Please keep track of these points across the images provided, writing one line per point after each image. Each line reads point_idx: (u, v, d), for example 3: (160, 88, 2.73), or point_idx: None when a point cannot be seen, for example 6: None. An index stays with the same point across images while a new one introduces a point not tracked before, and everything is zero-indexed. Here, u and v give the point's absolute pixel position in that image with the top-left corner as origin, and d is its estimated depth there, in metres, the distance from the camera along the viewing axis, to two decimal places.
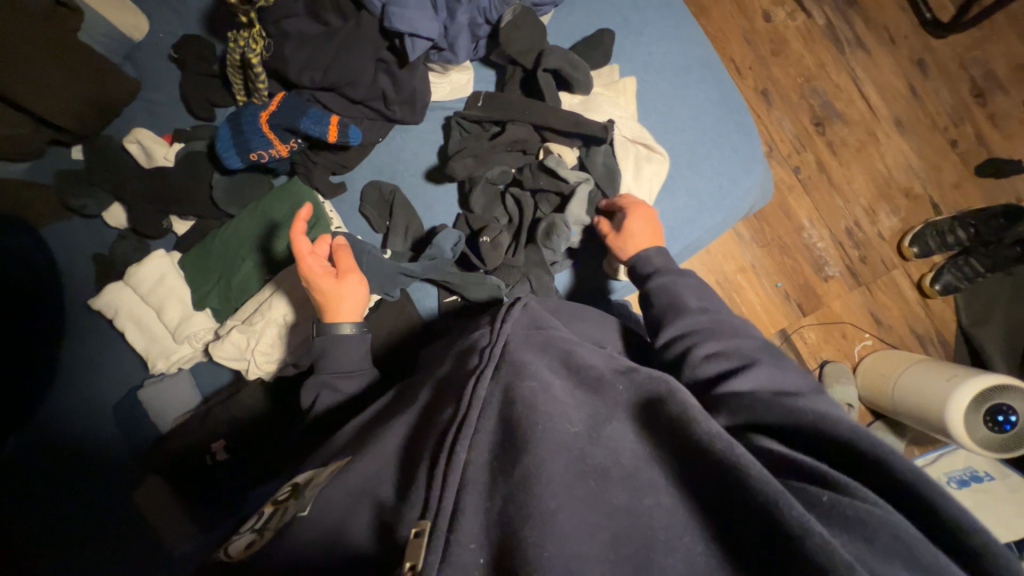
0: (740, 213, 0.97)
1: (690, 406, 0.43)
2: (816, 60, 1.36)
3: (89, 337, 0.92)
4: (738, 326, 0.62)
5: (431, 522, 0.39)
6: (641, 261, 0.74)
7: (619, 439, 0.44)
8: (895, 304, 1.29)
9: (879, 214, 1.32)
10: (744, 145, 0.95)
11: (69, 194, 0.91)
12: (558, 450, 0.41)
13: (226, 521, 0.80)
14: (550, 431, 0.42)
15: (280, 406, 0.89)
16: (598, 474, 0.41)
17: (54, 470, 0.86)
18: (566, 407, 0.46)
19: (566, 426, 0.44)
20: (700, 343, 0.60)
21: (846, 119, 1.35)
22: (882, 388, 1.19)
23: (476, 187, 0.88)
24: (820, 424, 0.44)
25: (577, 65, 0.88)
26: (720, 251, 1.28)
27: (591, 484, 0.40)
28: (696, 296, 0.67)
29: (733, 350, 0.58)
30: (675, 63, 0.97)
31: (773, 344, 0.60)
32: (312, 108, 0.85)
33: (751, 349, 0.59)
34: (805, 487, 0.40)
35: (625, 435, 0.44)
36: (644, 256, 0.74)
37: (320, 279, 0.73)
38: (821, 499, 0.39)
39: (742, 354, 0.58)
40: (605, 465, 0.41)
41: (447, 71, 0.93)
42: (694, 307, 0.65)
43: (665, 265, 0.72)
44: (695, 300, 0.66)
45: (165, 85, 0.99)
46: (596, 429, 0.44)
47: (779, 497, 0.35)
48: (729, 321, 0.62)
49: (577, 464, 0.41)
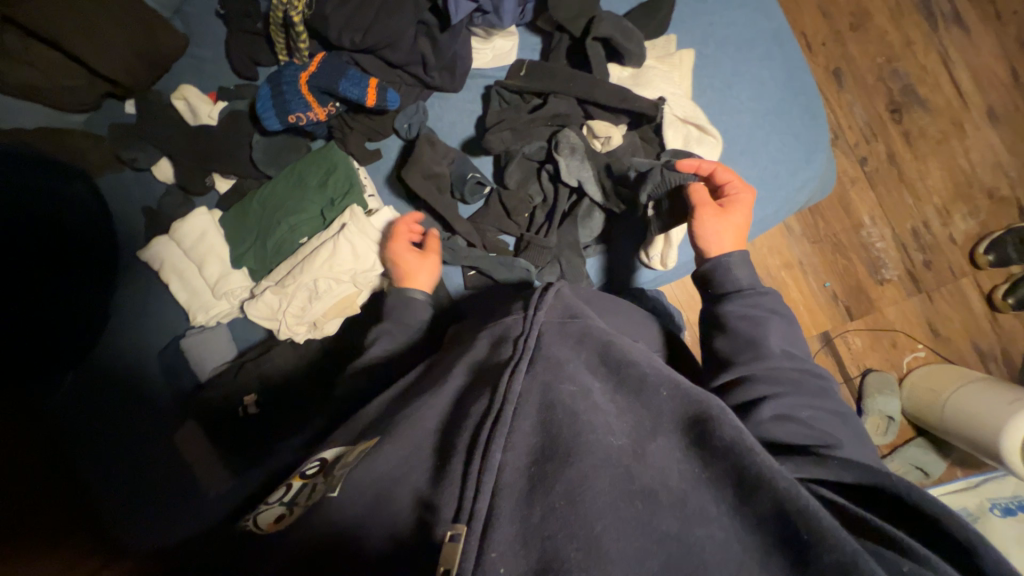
0: (796, 205, 0.88)
1: (743, 436, 0.41)
2: (902, 37, 1.21)
3: (137, 286, 0.96)
4: (820, 390, 0.58)
5: (466, 526, 0.37)
6: (722, 274, 0.64)
7: (664, 458, 0.42)
8: (957, 315, 1.18)
9: (953, 215, 1.19)
10: (809, 130, 0.87)
11: (122, 147, 0.94)
12: (602, 466, 0.39)
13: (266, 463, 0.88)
14: (594, 443, 0.41)
15: (309, 364, 0.91)
16: (646, 496, 0.39)
17: (106, 410, 0.92)
18: (607, 417, 0.44)
19: (609, 439, 0.41)
20: (781, 397, 0.55)
21: (930, 107, 1.20)
22: (929, 404, 1.10)
23: (512, 162, 0.85)
24: (908, 493, 0.43)
25: (630, 34, 0.82)
26: (766, 244, 1.19)
27: (639, 507, 0.38)
28: (779, 337, 0.61)
29: (809, 421, 0.55)
30: (738, 35, 0.89)
31: (844, 418, 0.58)
32: (352, 70, 0.85)
33: (830, 425, 0.56)
34: (880, 549, 0.38)
35: (671, 454, 0.42)
36: (729, 265, 0.64)
37: (406, 252, 0.81)
38: (901, 568, 0.36)
39: (823, 430, 0.55)
40: (653, 486, 0.39)
41: (490, 37, 0.90)
42: (777, 350, 0.59)
43: (743, 279, 0.64)
44: (779, 343, 0.60)
45: (213, 42, 0.99)
46: (641, 444, 0.42)
47: (857, 558, 0.34)
48: (811, 380, 0.58)
49: (624, 483, 0.39)
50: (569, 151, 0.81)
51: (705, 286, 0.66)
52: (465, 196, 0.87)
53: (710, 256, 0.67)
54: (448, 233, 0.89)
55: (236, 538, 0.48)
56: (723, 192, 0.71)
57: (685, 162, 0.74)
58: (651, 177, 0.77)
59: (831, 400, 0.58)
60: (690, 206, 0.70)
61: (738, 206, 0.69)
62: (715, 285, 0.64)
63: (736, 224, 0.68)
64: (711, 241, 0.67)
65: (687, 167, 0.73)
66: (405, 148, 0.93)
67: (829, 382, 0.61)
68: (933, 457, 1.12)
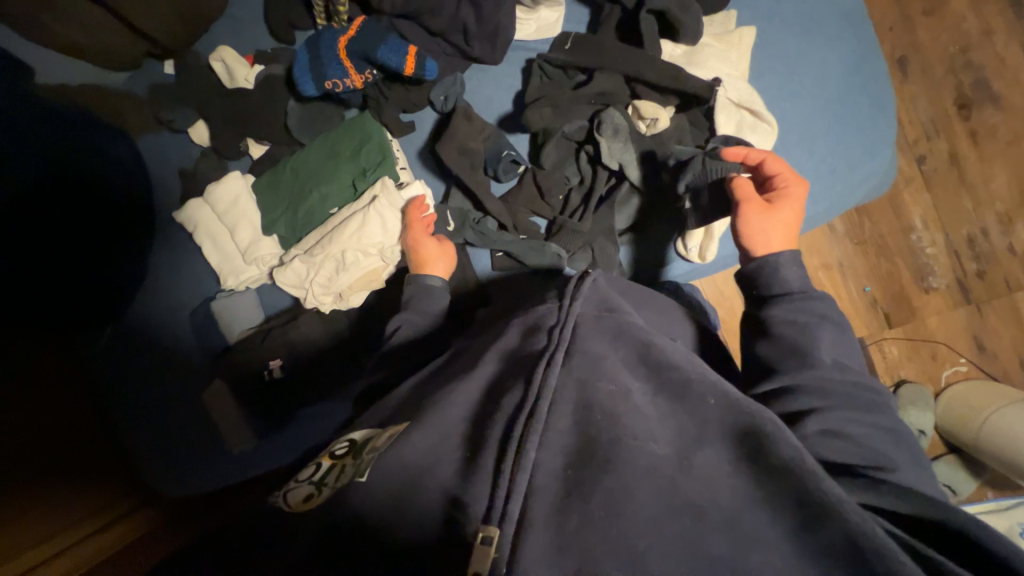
0: (849, 202, 0.82)
1: (801, 456, 0.41)
2: (980, 24, 1.10)
3: (169, 249, 0.96)
4: (872, 405, 0.55)
5: (498, 531, 0.37)
6: (768, 276, 0.61)
7: (712, 471, 0.41)
8: (1008, 331, 1.11)
9: (1016, 224, 1.10)
10: (870, 123, 0.80)
11: (162, 108, 0.94)
12: (645, 476, 0.39)
13: (293, 426, 0.92)
14: (636, 452, 0.40)
15: (337, 336, 0.93)
16: (694, 513, 0.38)
17: (139, 368, 0.94)
18: (649, 423, 0.43)
19: (652, 448, 0.41)
20: (827, 412, 0.53)
21: (1004, 104, 1.10)
22: (968, 423, 1.04)
23: (551, 141, 0.82)
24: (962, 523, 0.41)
25: (688, 8, 0.77)
26: (808, 243, 1.13)
27: (687, 523, 0.38)
28: (832, 347, 0.57)
29: (860, 439, 0.52)
30: (802, 15, 0.82)
31: (900, 440, 0.54)
32: (391, 36, 0.83)
33: (884, 445, 0.53)
34: None
35: (719, 466, 0.41)
36: (778, 264, 0.60)
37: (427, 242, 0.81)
38: None
39: (874, 451, 0.51)
40: (700, 502, 0.39)
41: (536, 6, 0.85)
42: (828, 360, 0.56)
43: (792, 278, 0.60)
44: (829, 352, 0.57)
45: (249, 3, 0.98)
46: (686, 454, 0.42)
47: None
48: (863, 394, 0.55)
49: (668, 497, 0.39)
50: (612, 131, 0.78)
51: (750, 287, 0.63)
52: (498, 174, 0.85)
53: (756, 254, 0.63)
54: (479, 213, 0.87)
55: (260, 510, 0.48)
56: (772, 188, 0.66)
57: (730, 149, 0.70)
58: (692, 166, 0.73)
59: (884, 417, 0.55)
60: (734, 200, 0.67)
61: (788, 203, 0.64)
62: (761, 287, 0.61)
63: (784, 222, 0.63)
64: (755, 239, 0.63)
65: (732, 155, 0.70)
66: (440, 121, 0.91)
67: (884, 398, 0.57)
68: (962, 475, 1.08)
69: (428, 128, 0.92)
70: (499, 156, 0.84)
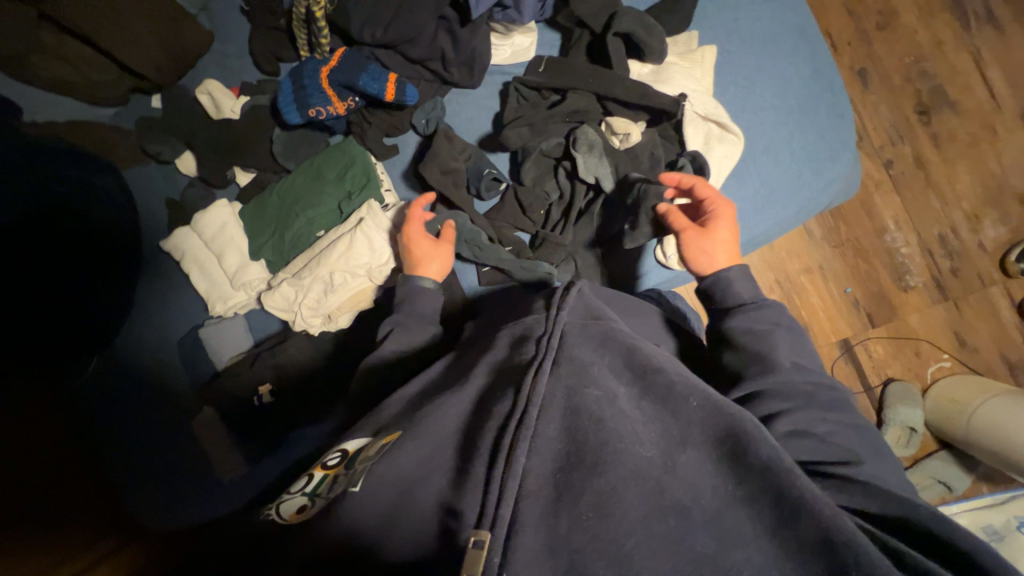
0: (818, 207, 0.86)
1: (780, 456, 0.42)
2: (931, 36, 1.17)
3: (157, 278, 0.98)
4: (835, 402, 0.56)
5: (489, 534, 0.37)
6: (722, 290, 0.63)
7: (695, 470, 0.41)
8: (985, 325, 1.14)
9: (982, 222, 1.15)
10: (833, 130, 0.85)
11: (148, 140, 0.96)
12: (631, 478, 0.39)
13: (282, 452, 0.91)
14: (624, 454, 0.40)
15: (327, 357, 0.93)
16: (679, 512, 0.39)
17: (125, 399, 0.93)
18: (635, 426, 0.43)
19: (639, 451, 0.41)
20: (793, 414, 0.54)
21: (959, 109, 1.16)
22: (954, 417, 1.06)
23: (529, 158, 0.84)
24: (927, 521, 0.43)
25: (652, 29, 0.81)
26: (786, 248, 1.16)
27: (671, 524, 0.38)
28: (789, 351, 0.59)
29: (826, 436, 0.53)
30: (762, 33, 0.87)
31: (870, 435, 0.56)
32: (371, 64, 0.86)
33: (850, 439, 0.54)
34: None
35: (702, 467, 0.42)
36: (728, 279, 0.63)
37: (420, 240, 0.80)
38: None
39: (840, 446, 0.53)
40: (684, 503, 0.39)
41: (510, 32, 0.89)
42: (786, 364, 0.57)
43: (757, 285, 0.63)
44: (788, 355, 0.58)
45: (235, 38, 1.01)
46: (671, 456, 0.42)
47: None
48: (825, 393, 0.57)
49: (655, 498, 0.39)
50: (586, 146, 0.81)
51: (710, 299, 0.65)
52: (481, 193, 0.87)
53: (704, 274, 0.66)
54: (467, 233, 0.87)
55: (254, 533, 0.48)
56: (705, 212, 0.69)
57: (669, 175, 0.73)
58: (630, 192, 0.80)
59: (847, 414, 0.56)
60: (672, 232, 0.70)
61: (719, 228, 0.66)
62: (716, 302, 0.64)
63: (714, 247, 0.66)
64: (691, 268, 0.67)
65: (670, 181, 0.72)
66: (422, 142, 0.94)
67: (845, 393, 0.59)
68: (956, 471, 1.09)
69: (412, 149, 0.95)
70: (480, 176, 0.87)
